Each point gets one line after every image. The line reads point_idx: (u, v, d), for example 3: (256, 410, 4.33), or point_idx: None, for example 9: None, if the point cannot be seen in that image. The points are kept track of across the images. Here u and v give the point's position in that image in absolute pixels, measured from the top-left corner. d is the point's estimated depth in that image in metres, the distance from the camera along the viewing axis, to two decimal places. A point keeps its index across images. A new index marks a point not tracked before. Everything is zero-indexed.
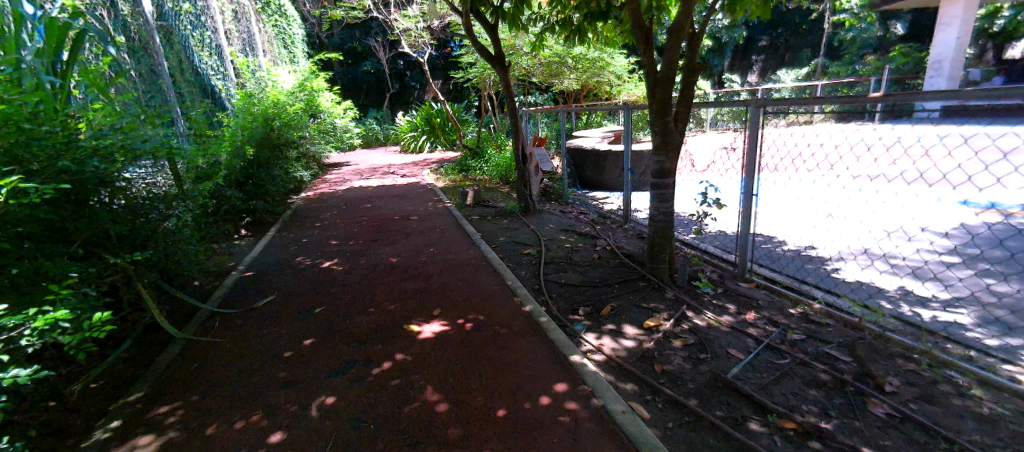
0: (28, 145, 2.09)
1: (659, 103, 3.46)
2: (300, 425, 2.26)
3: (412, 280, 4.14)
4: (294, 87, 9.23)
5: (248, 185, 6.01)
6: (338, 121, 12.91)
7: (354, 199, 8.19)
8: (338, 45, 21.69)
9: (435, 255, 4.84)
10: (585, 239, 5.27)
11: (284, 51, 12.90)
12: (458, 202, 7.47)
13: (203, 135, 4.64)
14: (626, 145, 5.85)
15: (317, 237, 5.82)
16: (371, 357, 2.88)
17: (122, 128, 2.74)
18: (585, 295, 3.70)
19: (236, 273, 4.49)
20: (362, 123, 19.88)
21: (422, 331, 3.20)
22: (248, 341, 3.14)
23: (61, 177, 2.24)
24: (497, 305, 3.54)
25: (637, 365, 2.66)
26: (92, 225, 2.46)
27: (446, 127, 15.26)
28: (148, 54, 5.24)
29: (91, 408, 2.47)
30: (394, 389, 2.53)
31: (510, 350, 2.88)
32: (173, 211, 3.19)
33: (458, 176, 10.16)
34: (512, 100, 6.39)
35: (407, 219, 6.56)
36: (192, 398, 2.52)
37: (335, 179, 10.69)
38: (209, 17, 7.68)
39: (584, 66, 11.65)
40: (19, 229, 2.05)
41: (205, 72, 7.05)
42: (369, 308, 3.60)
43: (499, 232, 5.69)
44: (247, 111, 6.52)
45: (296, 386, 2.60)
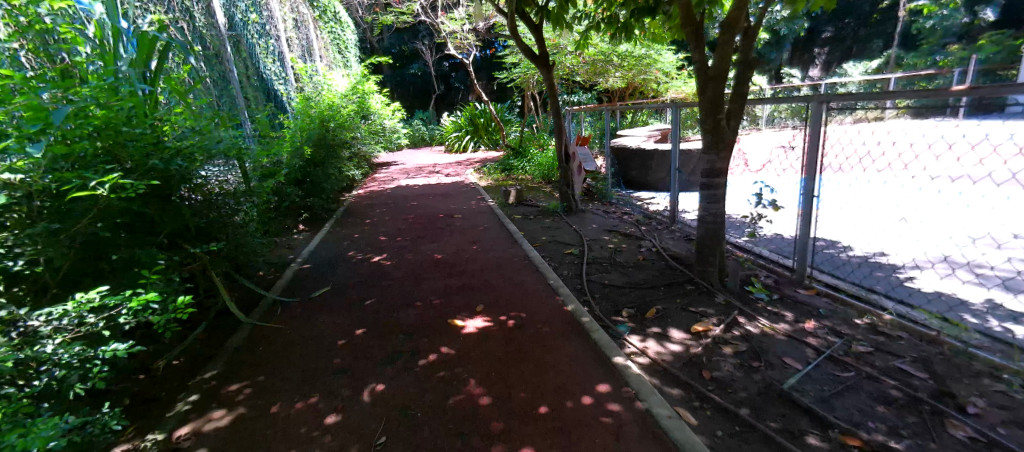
0: (125, 145, 2.34)
1: (710, 101, 3.35)
2: (353, 409, 2.39)
3: (457, 277, 4.24)
4: (347, 91, 9.70)
5: (306, 183, 6.40)
6: (388, 122, 13.40)
7: (402, 197, 8.49)
8: (387, 49, 22.60)
9: (478, 253, 4.92)
10: (629, 240, 5.18)
11: (338, 57, 13.45)
12: (501, 202, 7.56)
13: (267, 135, 4.96)
14: (675, 144, 5.64)
15: (367, 233, 6.06)
16: (418, 348, 2.98)
17: (200, 130, 2.98)
18: (630, 296, 3.64)
19: (295, 264, 4.79)
20: (409, 124, 20.39)
21: (466, 326, 3.27)
22: (306, 328, 3.34)
23: (151, 174, 2.49)
24: (538, 304, 3.55)
25: (683, 370, 2.59)
26: (175, 217, 2.72)
27: (489, 127, 15.41)
28: (220, 61, 5.66)
29: (173, 383, 2.73)
30: (441, 380, 2.61)
31: (552, 349, 2.89)
32: (241, 207, 3.42)
33: (501, 176, 10.24)
34: (556, 98, 6.35)
35: (450, 217, 6.70)
36: (257, 378, 2.72)
37: (384, 178, 11.15)
38: (273, 26, 8.17)
39: (630, 64, 11.40)
40: (117, 220, 2.33)
41: (269, 78, 7.53)
42: (416, 302, 3.72)
43: (542, 231, 5.70)
44: (306, 114, 6.93)
45: (350, 372, 2.74)
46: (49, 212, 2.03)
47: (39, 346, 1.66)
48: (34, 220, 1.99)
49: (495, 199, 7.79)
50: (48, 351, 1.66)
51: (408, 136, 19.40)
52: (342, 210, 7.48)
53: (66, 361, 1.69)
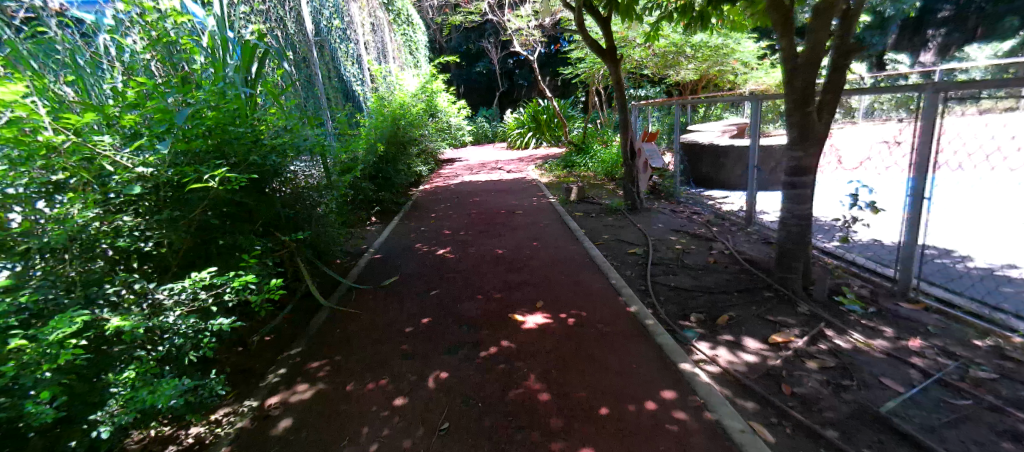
0: (229, 143, 2.61)
1: (798, 92, 3.08)
2: (420, 394, 2.50)
3: (518, 272, 4.28)
4: (417, 90, 10.10)
5: (378, 178, 6.77)
6: (454, 119, 13.79)
7: (465, 193, 8.71)
8: (454, 48, 23.21)
9: (539, 250, 4.92)
10: (699, 241, 4.92)
11: (410, 57, 14.02)
12: (562, 198, 7.50)
13: (346, 133, 5.29)
14: (753, 139, 5.26)
15: (432, 227, 6.28)
16: (480, 340, 3.04)
17: (290, 129, 3.25)
18: (699, 301, 3.45)
19: (368, 254, 5.09)
20: (473, 121, 20.80)
21: (525, 321, 3.28)
22: (377, 315, 3.54)
23: (251, 169, 2.76)
24: (600, 303, 3.48)
25: (759, 382, 2.42)
26: (268, 208, 3.00)
27: (552, 124, 15.33)
28: (307, 66, 6.12)
29: (265, 356, 3.02)
30: (502, 373, 2.65)
31: (614, 350, 2.82)
32: (323, 200, 3.69)
33: (563, 173, 10.13)
34: (623, 93, 6.18)
35: (512, 213, 6.77)
36: (335, 358, 2.93)
37: (448, 173, 11.49)
38: (353, 31, 8.69)
39: (705, 55, 10.77)
40: (222, 209, 2.61)
41: (349, 80, 8.03)
42: (478, 295, 3.80)
43: (604, 229, 5.58)
44: (380, 112, 7.32)
45: (416, 358, 2.86)
46: (171, 200, 2.29)
47: (163, 317, 1.92)
48: (159, 208, 2.26)
49: (557, 196, 7.74)
50: (169, 322, 1.91)
51: (472, 132, 19.80)
52: (409, 204, 7.80)
53: (183, 331, 1.93)
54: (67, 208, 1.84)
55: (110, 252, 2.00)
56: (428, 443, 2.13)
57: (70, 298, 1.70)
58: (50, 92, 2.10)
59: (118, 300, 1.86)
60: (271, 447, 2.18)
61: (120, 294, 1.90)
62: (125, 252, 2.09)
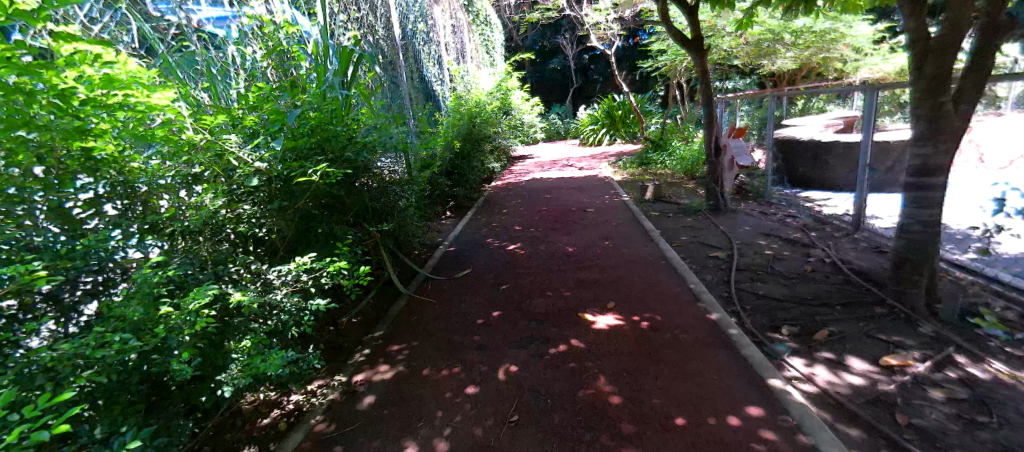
0: (328, 141, 2.84)
1: (929, 79, 2.68)
2: (491, 385, 2.56)
3: (590, 271, 4.20)
4: (492, 88, 10.28)
5: (454, 174, 7.01)
6: (527, 117, 13.86)
7: (537, 189, 8.73)
8: (530, 45, 23.29)
9: (612, 249, 4.79)
10: (793, 247, 4.48)
11: (487, 57, 14.30)
12: (637, 197, 7.22)
13: (427, 131, 5.54)
14: (866, 134, 4.67)
15: (503, 222, 6.37)
16: (549, 336, 3.04)
17: (380, 127, 3.47)
18: (793, 313, 3.14)
19: (443, 246, 5.30)
20: (545, 118, 20.76)
21: (596, 321, 3.21)
22: (451, 305, 3.68)
23: (344, 164, 2.99)
24: (678, 307, 3.31)
25: (866, 408, 2.15)
26: (358, 201, 3.23)
27: (628, 120, 14.83)
28: (393, 68, 6.49)
29: (352, 336, 3.28)
30: (572, 371, 2.62)
31: (693, 357, 2.66)
32: (405, 194, 3.90)
33: (638, 170, 9.75)
34: (709, 86, 5.79)
35: (584, 211, 6.65)
36: (413, 343, 3.10)
37: (520, 170, 11.59)
38: (435, 33, 9.05)
39: (807, 41, 9.74)
40: (321, 200, 2.86)
41: (429, 80, 8.39)
42: (548, 292, 3.79)
43: (683, 230, 5.28)
44: (457, 111, 7.57)
45: (487, 349, 2.93)
46: (281, 191, 2.56)
47: (273, 295, 2.17)
48: (271, 198, 2.53)
49: (631, 195, 7.47)
50: (278, 299, 2.17)
51: (544, 129, 19.77)
52: (481, 200, 7.99)
53: (288, 308, 2.19)
54: (203, 196, 2.13)
55: (233, 236, 2.32)
56: (498, 433, 2.18)
57: (204, 273, 1.97)
58: (191, 98, 2.43)
59: (238, 277, 2.13)
60: (356, 420, 2.37)
61: (240, 272, 2.17)
62: (243, 237, 2.38)
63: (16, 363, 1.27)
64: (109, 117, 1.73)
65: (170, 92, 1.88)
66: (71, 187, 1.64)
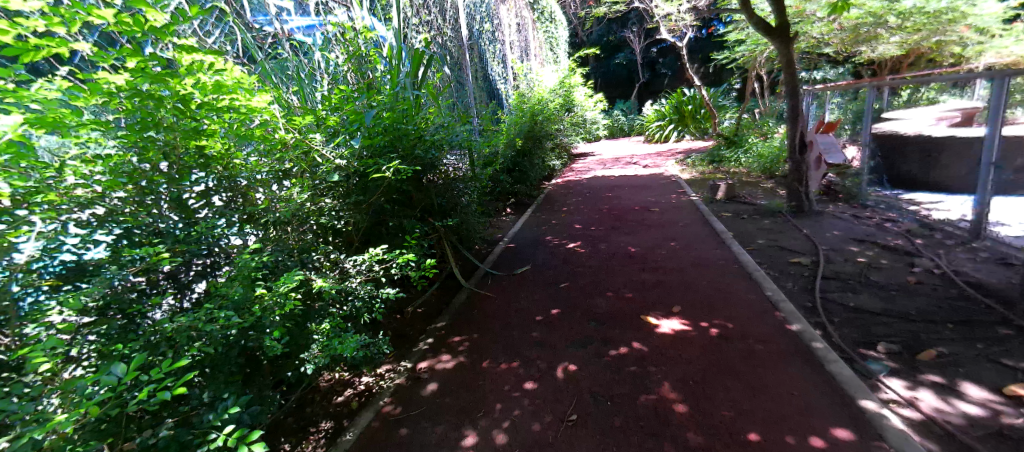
0: (400, 139, 2.98)
1: None
2: (549, 382, 2.56)
3: (654, 272, 4.05)
4: (556, 85, 10.20)
5: (515, 172, 7.06)
6: (590, 113, 13.61)
7: (598, 187, 8.55)
8: (595, 40, 22.81)
9: (678, 250, 4.58)
10: (893, 255, 4.00)
11: (551, 54, 14.21)
12: (707, 197, 6.83)
13: (490, 129, 5.62)
14: (992, 127, 4.11)
15: (563, 220, 6.32)
16: (610, 338, 2.97)
17: (447, 126, 3.57)
18: (891, 328, 2.82)
19: (502, 243, 5.37)
20: (608, 114, 20.28)
21: (660, 325, 3.09)
22: (510, 300, 3.72)
23: (414, 161, 3.12)
24: (753, 316, 3.08)
25: (983, 442, 1.88)
26: (426, 197, 3.37)
27: (699, 115, 14.04)
28: (460, 68, 6.66)
29: (417, 325, 3.43)
30: (634, 375, 2.55)
31: (769, 370, 2.48)
32: (468, 191, 3.99)
33: (708, 169, 9.21)
34: (795, 78, 5.32)
35: (648, 210, 6.42)
36: (473, 335, 3.17)
37: (581, 168, 11.42)
38: (501, 32, 9.15)
39: (916, 24, 8.62)
40: (392, 195, 3.01)
41: (494, 78, 8.50)
42: (609, 292, 3.71)
43: (759, 233, 4.92)
44: (519, 109, 7.61)
45: (546, 347, 2.93)
46: (357, 185, 2.73)
47: (349, 283, 2.32)
48: (349, 192, 2.71)
49: (700, 194, 7.08)
50: (352, 287, 2.31)
51: (607, 126, 19.30)
52: (541, 197, 7.98)
53: (361, 295, 2.33)
54: (291, 190, 2.29)
55: (316, 227, 2.46)
56: (557, 431, 2.18)
57: (291, 260, 2.16)
58: (283, 100, 2.66)
59: (319, 265, 2.31)
60: (420, 406, 2.48)
61: (321, 261, 2.35)
62: (324, 227, 2.53)
63: (147, 333, 1.48)
64: (218, 119, 1.94)
65: (266, 96, 2.09)
66: (187, 179, 1.86)
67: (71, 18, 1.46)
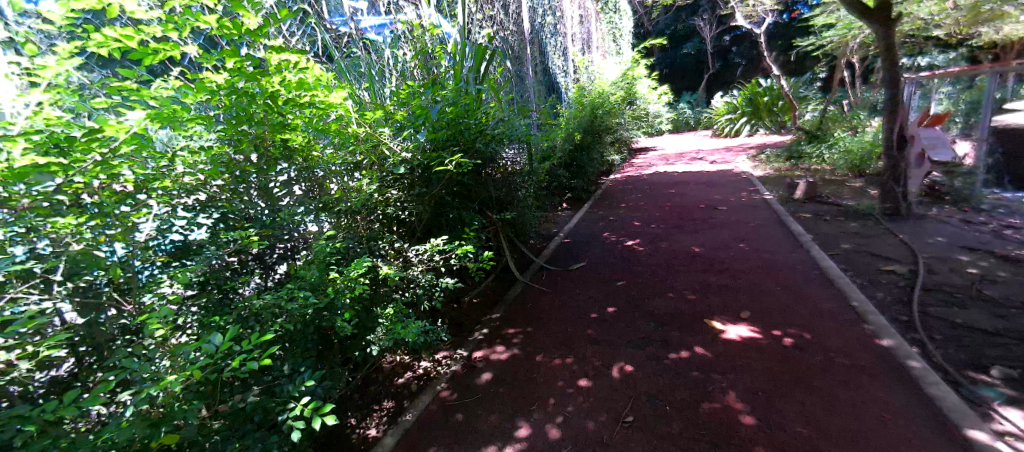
0: (463, 134, 3.04)
1: None
2: (604, 380, 2.52)
3: (719, 274, 3.84)
4: (618, 77, 9.92)
5: (572, 166, 6.99)
6: (653, 106, 13.11)
7: (660, 183, 8.23)
8: (661, 30, 21.85)
9: (748, 252, 4.30)
10: (1012, 267, 3.50)
11: (614, 45, 13.82)
12: (782, 195, 6.34)
13: (549, 124, 5.59)
14: None
15: (621, 217, 6.15)
16: (670, 340, 2.87)
17: (507, 120, 3.59)
18: (1007, 351, 2.47)
19: (558, 238, 5.34)
20: (673, 107, 19.37)
21: (726, 330, 2.93)
22: (565, 296, 3.69)
23: (475, 155, 3.18)
24: (835, 327, 2.83)
25: None
26: (486, 190, 3.44)
27: (776, 107, 13.03)
28: (521, 61, 6.68)
29: (473, 314, 3.51)
30: (696, 381, 2.44)
31: (853, 386, 2.27)
32: (524, 185, 4.00)
33: (785, 165, 8.53)
34: (895, 64, 4.77)
35: (714, 209, 6.08)
36: (528, 328, 3.20)
37: (642, 163, 11.04)
38: (563, 24, 9.03)
39: None
40: (453, 188, 3.10)
41: (554, 72, 8.43)
42: (669, 293, 3.57)
43: (843, 237, 4.49)
44: (579, 102, 7.49)
45: (601, 344, 2.89)
46: (420, 178, 2.84)
47: (412, 270, 2.44)
48: (413, 184, 2.82)
49: (775, 193, 6.58)
50: (414, 274, 2.43)
51: (672, 120, 18.45)
52: (599, 193, 7.82)
53: (422, 283, 2.44)
54: (361, 182, 2.44)
55: (382, 216, 2.62)
56: (612, 431, 2.15)
57: (360, 248, 2.30)
58: (356, 96, 2.81)
59: (386, 253, 2.44)
60: (475, 393, 2.55)
61: (387, 249, 2.49)
62: (389, 217, 2.68)
63: (238, 308, 1.65)
64: (301, 115, 2.09)
65: (343, 92, 2.21)
66: (273, 169, 2.04)
67: (183, 24, 1.63)
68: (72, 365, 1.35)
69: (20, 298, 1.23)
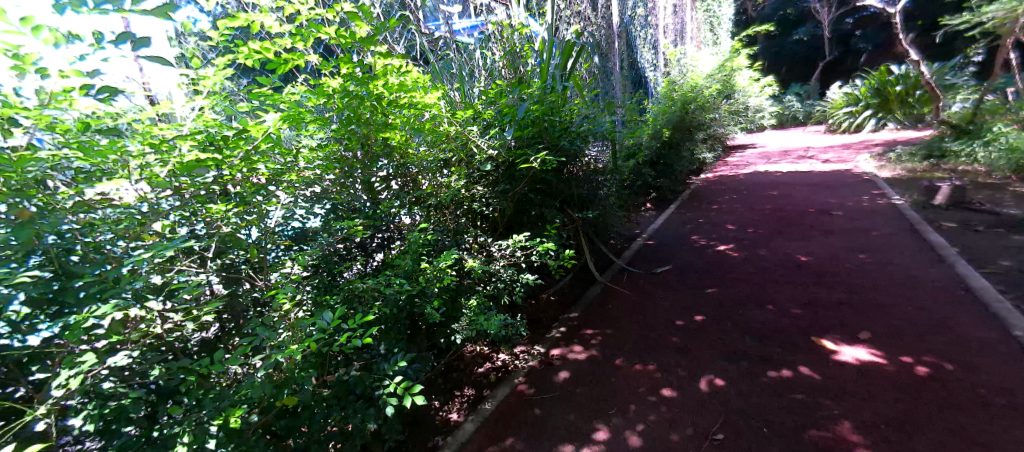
0: (548, 131, 3.04)
1: None
2: (691, 392, 2.39)
3: (830, 288, 3.42)
4: (714, 69, 9.25)
5: (659, 165, 6.68)
6: (754, 100, 12.02)
7: (760, 184, 7.53)
8: (767, 16, 19.92)
9: (868, 265, 3.77)
10: None
11: (710, 35, 12.90)
12: (916, 201, 5.46)
13: (635, 120, 5.39)
14: None
15: (713, 219, 5.75)
16: (769, 357, 2.62)
17: (593, 117, 3.51)
18: None
19: (641, 239, 5.14)
20: (779, 101, 17.60)
21: (838, 351, 2.61)
22: (648, 300, 3.54)
23: (560, 153, 3.17)
24: (987, 359, 2.38)
25: None
26: (569, 188, 3.41)
27: (911, 98, 11.23)
28: (608, 56, 6.52)
29: (550, 311, 3.51)
30: (800, 404, 2.21)
31: (1009, 432, 1.91)
32: (606, 184, 3.90)
33: (921, 166, 7.33)
34: None
35: (826, 214, 5.43)
36: (607, 331, 3.13)
37: (739, 162, 10.18)
38: (654, 16, 8.63)
39: None
40: (535, 185, 3.12)
41: (642, 66, 8.11)
42: (769, 305, 3.26)
43: (999, 252, 3.75)
44: (669, 97, 7.12)
45: (688, 354, 2.73)
46: (504, 175, 2.91)
47: (494, 265, 2.50)
48: (497, 181, 2.90)
49: (905, 197, 5.69)
50: (496, 269, 2.49)
51: (776, 114, 16.76)
52: (688, 193, 7.38)
53: (503, 278, 2.50)
54: (450, 178, 2.56)
55: (467, 211, 2.72)
56: (699, 446, 2.03)
57: (448, 241, 2.42)
58: (448, 97, 2.94)
59: (471, 246, 2.54)
60: (552, 390, 2.56)
61: (471, 243, 2.58)
62: (473, 212, 2.77)
63: (343, 290, 1.82)
64: (403, 116, 2.24)
65: (438, 92, 2.32)
66: (375, 165, 2.26)
67: (308, 37, 1.83)
68: (217, 329, 1.59)
69: (182, 270, 1.47)
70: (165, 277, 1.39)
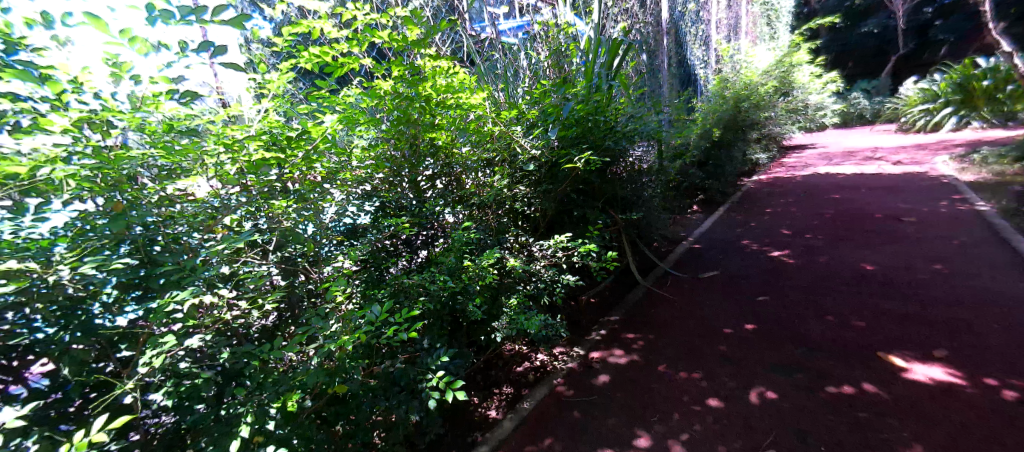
0: (592, 131, 3.01)
1: None
2: (740, 403, 2.29)
3: (898, 300, 3.17)
4: (771, 65, 8.78)
5: (708, 165, 6.44)
6: (815, 97, 11.31)
7: (819, 187, 7.08)
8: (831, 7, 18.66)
9: (943, 276, 3.46)
10: None
11: (767, 29, 12.27)
12: (1004, 207, 4.93)
13: (683, 119, 5.23)
14: None
15: (767, 223, 5.46)
16: (827, 371, 2.47)
17: (639, 116, 3.43)
18: None
19: (687, 242, 4.98)
20: (843, 98, 16.44)
21: (908, 369, 2.41)
22: (694, 306, 3.42)
23: (604, 153, 3.12)
24: None
25: None
26: (612, 188, 3.36)
27: (1001, 93, 10.16)
28: (655, 54, 6.35)
29: (591, 313, 3.47)
30: (863, 423, 2.07)
31: None
32: (651, 185, 3.81)
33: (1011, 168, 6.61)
34: None
35: (895, 220, 5.02)
36: (649, 335, 3.05)
37: (796, 163, 9.62)
38: (706, 11, 8.32)
39: None
40: (578, 185, 3.10)
41: (692, 63, 7.84)
42: (828, 316, 3.07)
43: None
44: (720, 95, 6.85)
45: (737, 363, 2.62)
46: (547, 175, 2.90)
47: (535, 265, 2.51)
48: (540, 180, 2.90)
49: (991, 203, 5.16)
50: (537, 269, 2.49)
51: (839, 112, 15.68)
52: (740, 195, 7.05)
53: (544, 278, 2.50)
54: (493, 177, 2.59)
55: (509, 210, 2.73)
56: None
57: (490, 239, 2.44)
58: (493, 97, 2.98)
59: (512, 246, 2.55)
60: (592, 393, 2.53)
61: (513, 242, 2.59)
62: (515, 211, 2.78)
63: (389, 285, 1.89)
64: (450, 116, 2.29)
65: (484, 93, 2.35)
66: (421, 165, 2.32)
67: (364, 41, 1.91)
68: (275, 317, 1.70)
69: (247, 261, 1.59)
70: (232, 267, 1.50)
